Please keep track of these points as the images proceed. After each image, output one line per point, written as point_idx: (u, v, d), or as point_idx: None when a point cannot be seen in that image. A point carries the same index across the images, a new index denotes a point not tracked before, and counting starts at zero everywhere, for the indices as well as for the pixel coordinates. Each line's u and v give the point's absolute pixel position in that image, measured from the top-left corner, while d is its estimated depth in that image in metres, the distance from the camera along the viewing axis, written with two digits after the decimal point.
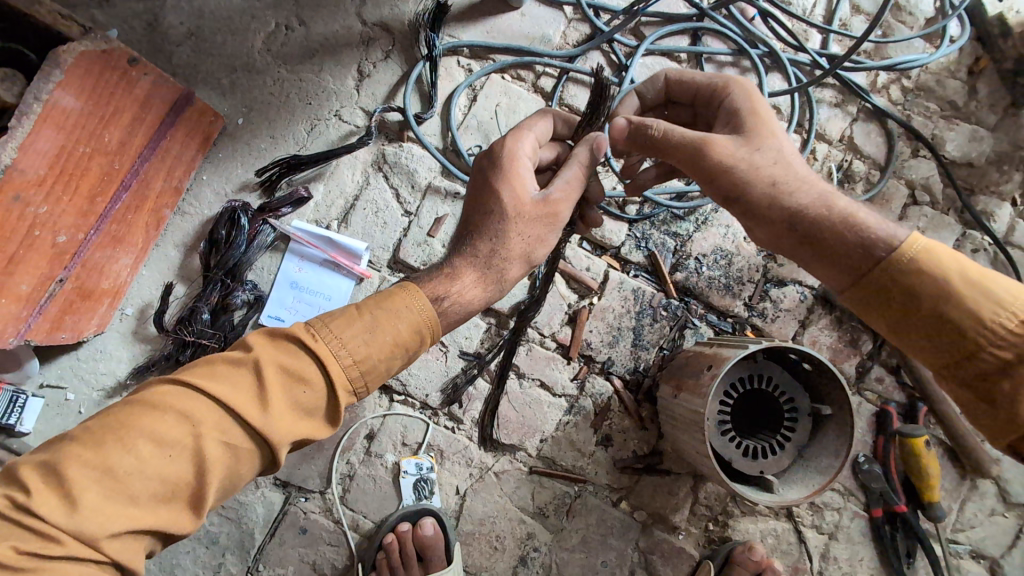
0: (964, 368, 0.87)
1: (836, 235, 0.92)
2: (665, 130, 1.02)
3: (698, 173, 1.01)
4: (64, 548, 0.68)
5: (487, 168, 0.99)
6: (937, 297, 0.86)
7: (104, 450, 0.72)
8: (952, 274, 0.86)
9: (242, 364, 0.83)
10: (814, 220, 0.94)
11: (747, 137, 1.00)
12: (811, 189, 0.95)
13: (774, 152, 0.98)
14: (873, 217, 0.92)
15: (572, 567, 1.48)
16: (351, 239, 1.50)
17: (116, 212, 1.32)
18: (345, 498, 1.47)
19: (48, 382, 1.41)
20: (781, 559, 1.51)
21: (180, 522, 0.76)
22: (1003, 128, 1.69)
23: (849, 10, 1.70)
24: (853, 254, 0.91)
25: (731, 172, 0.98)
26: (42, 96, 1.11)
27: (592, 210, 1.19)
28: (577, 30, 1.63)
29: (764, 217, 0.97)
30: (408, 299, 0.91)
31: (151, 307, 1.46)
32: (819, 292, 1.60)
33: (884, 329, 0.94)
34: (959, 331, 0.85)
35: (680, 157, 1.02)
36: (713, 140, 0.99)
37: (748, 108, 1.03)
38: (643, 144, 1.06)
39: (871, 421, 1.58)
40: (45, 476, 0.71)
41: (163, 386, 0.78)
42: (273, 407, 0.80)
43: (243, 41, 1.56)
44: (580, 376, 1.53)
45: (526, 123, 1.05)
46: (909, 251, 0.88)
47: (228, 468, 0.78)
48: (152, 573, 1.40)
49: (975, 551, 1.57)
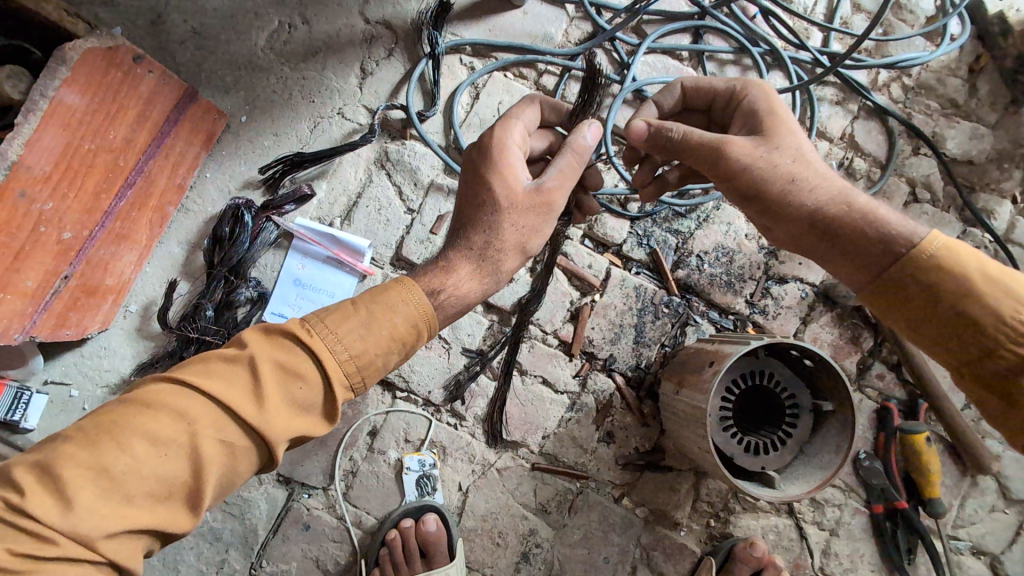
0: (986, 368, 0.91)
1: (857, 231, 0.95)
2: (685, 132, 1.02)
3: (718, 175, 1.02)
4: (59, 548, 0.68)
5: (477, 159, 0.99)
6: (959, 297, 0.90)
7: (99, 450, 0.72)
8: (972, 273, 0.89)
9: (236, 360, 0.83)
10: (836, 219, 0.97)
11: (766, 137, 1.00)
12: (830, 187, 0.98)
13: (794, 153, 0.99)
14: (891, 214, 0.96)
15: (574, 564, 1.48)
16: (354, 236, 1.51)
17: (121, 209, 1.33)
18: (348, 494, 1.47)
19: (52, 379, 1.41)
20: (782, 556, 1.52)
21: (177, 521, 0.77)
22: (1003, 126, 1.70)
23: (849, 9, 1.71)
24: (873, 250, 0.95)
25: (754, 174, 0.98)
26: (49, 92, 1.12)
27: (586, 198, 1.24)
28: (579, 28, 1.64)
29: (787, 217, 1.00)
30: (403, 293, 0.92)
31: (155, 305, 1.47)
32: (820, 289, 1.60)
33: (901, 324, 0.98)
34: (980, 330, 0.89)
35: (699, 159, 1.02)
36: (735, 142, 0.99)
37: (767, 109, 1.03)
38: (661, 147, 1.06)
39: (872, 417, 1.58)
40: (47, 472, 0.71)
41: (157, 385, 0.79)
42: (268, 403, 0.80)
43: (247, 39, 1.56)
44: (582, 372, 1.54)
45: (513, 112, 1.05)
46: (931, 247, 0.91)
47: (226, 466, 0.79)
48: (155, 569, 1.41)
49: (975, 547, 1.58)
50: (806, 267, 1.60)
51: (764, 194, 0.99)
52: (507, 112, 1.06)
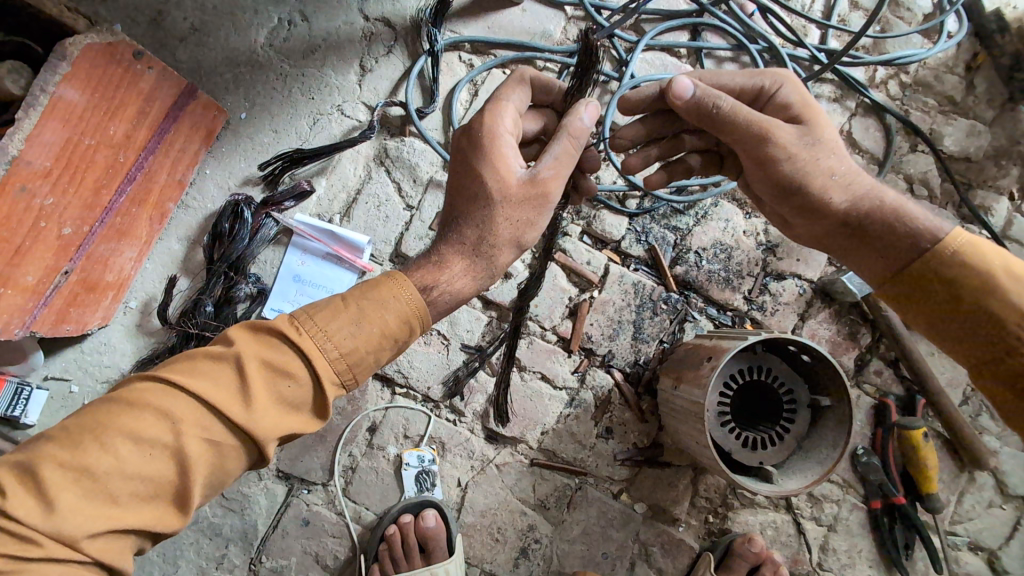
0: (1002, 364, 0.91)
1: (887, 227, 0.96)
2: (732, 107, 0.98)
3: (756, 162, 1.01)
4: (42, 550, 0.69)
5: (467, 149, 0.99)
6: (979, 291, 0.90)
7: (82, 450, 0.73)
8: (995, 267, 0.90)
9: (222, 358, 0.83)
10: (865, 214, 0.97)
11: (804, 130, 0.99)
12: (860, 183, 0.98)
13: (830, 148, 0.99)
14: (918, 209, 0.96)
15: (573, 559, 1.49)
16: (353, 232, 1.52)
17: (121, 204, 1.33)
18: (348, 489, 1.48)
19: (52, 374, 1.42)
20: (781, 551, 1.53)
21: (165, 520, 0.77)
22: (1000, 123, 1.71)
23: (848, 6, 1.72)
24: (901, 246, 0.96)
25: (795, 163, 0.98)
26: (49, 87, 1.12)
27: (585, 180, 1.22)
28: (578, 26, 1.65)
29: (817, 211, 1.00)
30: (394, 289, 0.92)
31: (154, 301, 1.47)
32: (818, 286, 1.61)
33: (920, 319, 1.00)
34: (1004, 326, 0.89)
35: (740, 142, 1.00)
36: (779, 129, 0.97)
37: (801, 102, 1.01)
38: (703, 117, 1.02)
39: (870, 413, 1.59)
40: (35, 469, 0.71)
41: (141, 384, 0.79)
42: (256, 402, 0.81)
43: (247, 37, 1.57)
44: (580, 368, 1.55)
45: (502, 94, 1.04)
46: (955, 243, 0.92)
47: (213, 464, 0.80)
48: (154, 564, 1.41)
49: (973, 542, 1.58)
50: (804, 264, 1.61)
51: (799, 187, 0.99)
52: (496, 94, 1.06)
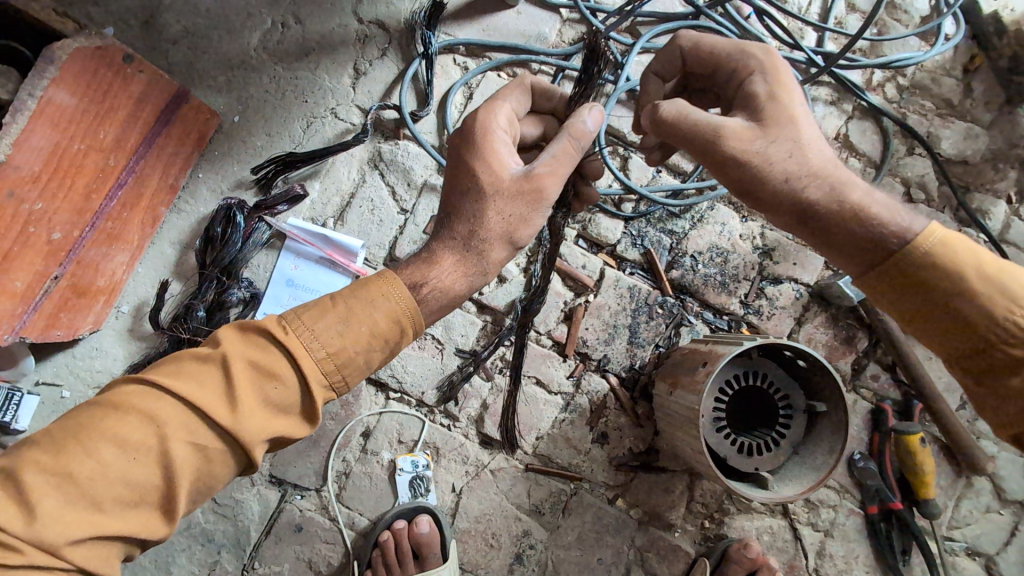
0: (972, 363, 0.92)
1: (847, 229, 0.92)
2: (675, 116, 0.96)
3: (711, 163, 0.96)
4: (24, 557, 0.68)
5: (460, 146, 0.98)
6: (951, 294, 0.89)
7: (66, 455, 0.72)
8: (967, 268, 0.88)
9: (209, 360, 0.82)
10: (826, 215, 0.92)
11: (761, 128, 0.93)
12: (824, 181, 0.92)
13: (789, 144, 0.92)
14: (885, 208, 0.91)
15: (568, 565, 1.48)
16: (347, 236, 1.50)
17: (111, 210, 1.33)
18: (341, 495, 1.47)
19: (43, 380, 1.40)
20: (777, 557, 1.52)
21: (150, 527, 0.76)
22: (998, 126, 1.70)
23: (844, 9, 1.71)
24: (865, 246, 0.92)
25: (749, 167, 0.93)
26: (38, 92, 1.12)
27: (585, 186, 1.19)
28: (574, 29, 1.64)
29: (776, 210, 0.95)
30: (384, 288, 0.90)
31: (146, 305, 1.46)
32: (814, 290, 1.60)
33: (892, 314, 0.97)
34: (972, 327, 0.89)
35: (692, 144, 0.96)
36: (726, 133, 0.93)
37: (769, 90, 0.95)
38: (654, 127, 0.99)
39: (867, 418, 1.57)
40: (13, 479, 0.70)
41: (126, 387, 0.78)
42: (242, 404, 0.80)
43: (239, 39, 1.56)
44: (576, 373, 1.54)
45: (501, 94, 1.03)
46: (925, 244, 0.89)
47: (199, 468, 0.78)
48: (147, 570, 1.40)
49: (970, 548, 1.57)
50: (801, 267, 1.60)
51: (755, 188, 0.94)
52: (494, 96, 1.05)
